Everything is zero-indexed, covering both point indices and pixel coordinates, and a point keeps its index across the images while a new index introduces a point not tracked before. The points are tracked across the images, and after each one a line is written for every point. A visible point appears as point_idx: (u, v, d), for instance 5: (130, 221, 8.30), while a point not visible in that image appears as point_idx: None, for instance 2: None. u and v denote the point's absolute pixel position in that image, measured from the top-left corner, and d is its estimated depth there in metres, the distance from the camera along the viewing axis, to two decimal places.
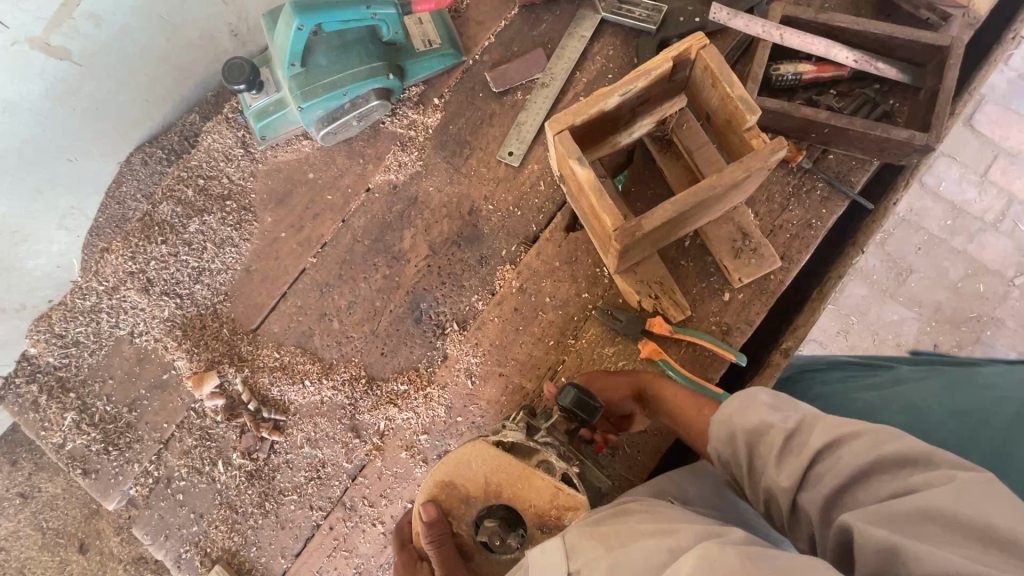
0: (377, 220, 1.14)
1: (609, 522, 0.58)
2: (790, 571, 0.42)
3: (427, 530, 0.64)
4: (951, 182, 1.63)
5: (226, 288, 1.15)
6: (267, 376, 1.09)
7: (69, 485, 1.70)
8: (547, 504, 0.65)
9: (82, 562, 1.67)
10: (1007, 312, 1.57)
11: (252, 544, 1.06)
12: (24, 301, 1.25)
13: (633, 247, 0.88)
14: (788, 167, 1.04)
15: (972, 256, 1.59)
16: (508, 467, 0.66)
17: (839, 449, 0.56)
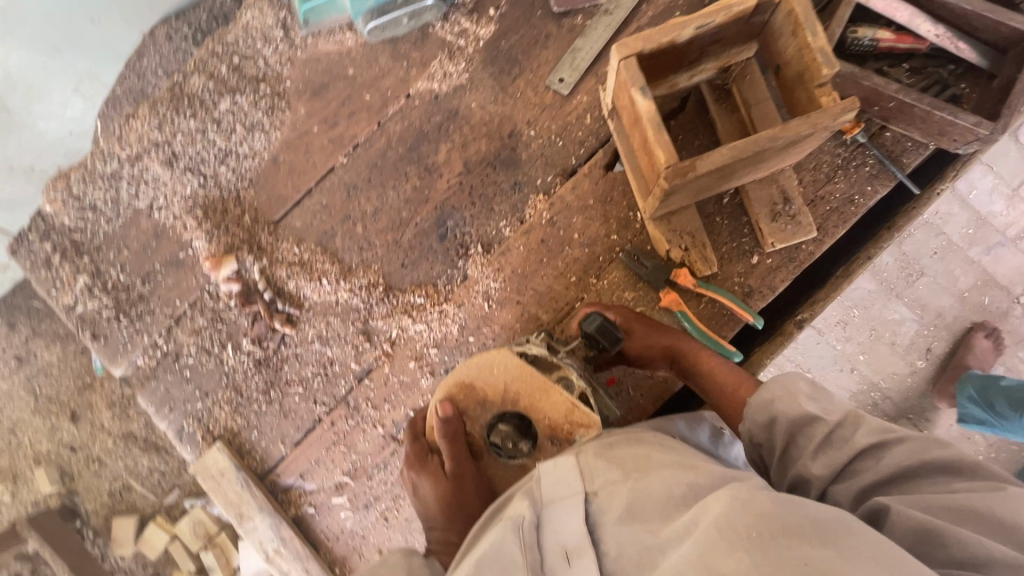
0: (413, 129, 1.11)
1: (623, 449, 0.66)
2: (819, 523, 0.47)
3: (443, 426, 0.71)
4: (982, 191, 1.45)
5: (251, 175, 1.12)
6: (285, 269, 1.09)
7: (65, 356, 1.72)
8: (561, 418, 0.71)
9: (74, 431, 1.71)
10: (1006, 329, 1.49)
11: (253, 428, 1.08)
12: (34, 163, 1.22)
13: (678, 192, 0.86)
14: (842, 139, 1.01)
15: (986, 269, 1.46)
16: (527, 379, 0.72)
17: (880, 449, 0.66)
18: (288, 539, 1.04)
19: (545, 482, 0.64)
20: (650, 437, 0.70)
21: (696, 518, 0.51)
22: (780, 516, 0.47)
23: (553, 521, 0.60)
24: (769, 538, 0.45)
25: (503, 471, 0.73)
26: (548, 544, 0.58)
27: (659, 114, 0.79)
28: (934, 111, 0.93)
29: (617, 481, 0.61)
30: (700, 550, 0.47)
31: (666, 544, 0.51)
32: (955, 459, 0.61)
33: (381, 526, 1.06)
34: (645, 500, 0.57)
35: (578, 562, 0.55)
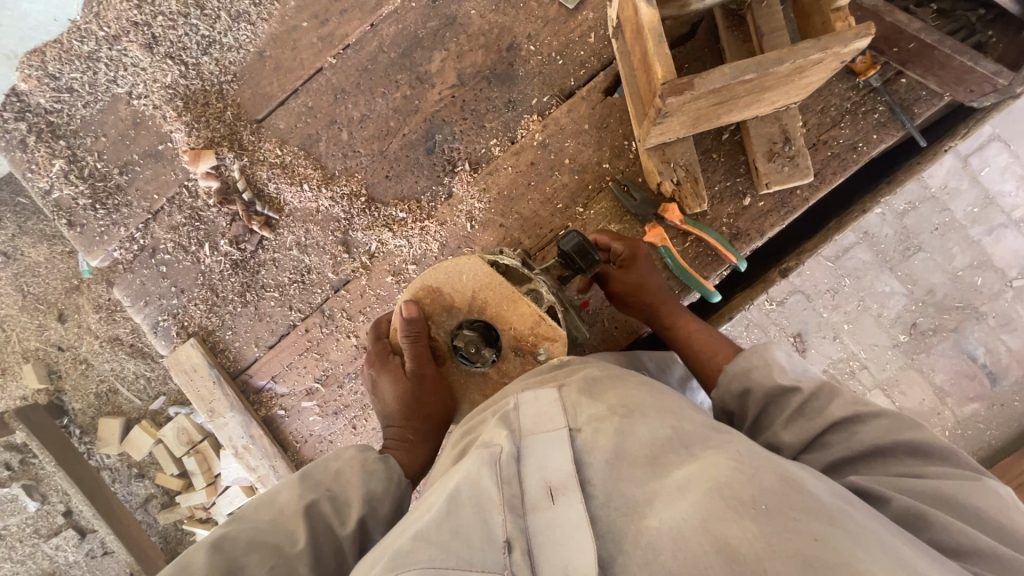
0: (407, 33, 1.05)
1: (606, 384, 0.67)
2: (825, 507, 0.49)
3: (405, 326, 0.73)
4: (995, 169, 1.41)
5: (235, 68, 1.07)
6: (265, 171, 1.06)
7: (51, 256, 1.70)
8: (526, 330, 0.73)
9: (60, 331, 1.73)
10: (994, 309, 1.43)
11: (228, 328, 1.08)
12: (15, 48, 1.07)
13: (673, 118, 0.82)
14: (854, 81, 0.96)
15: (984, 248, 1.42)
16: (496, 288, 0.73)
17: (854, 423, 0.67)
18: (258, 437, 1.07)
19: (524, 414, 0.64)
20: (628, 375, 0.71)
21: (693, 476, 0.52)
22: (784, 492, 0.49)
23: (535, 456, 0.59)
24: (774, 510, 0.47)
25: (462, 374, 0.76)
26: (527, 476, 0.57)
27: (661, 24, 0.74)
28: (956, 55, 0.87)
29: (600, 417, 0.62)
30: (705, 513, 0.48)
31: (658, 496, 0.52)
32: (926, 440, 0.63)
33: (349, 433, 1.08)
34: (631, 443, 0.58)
35: (561, 498, 0.55)
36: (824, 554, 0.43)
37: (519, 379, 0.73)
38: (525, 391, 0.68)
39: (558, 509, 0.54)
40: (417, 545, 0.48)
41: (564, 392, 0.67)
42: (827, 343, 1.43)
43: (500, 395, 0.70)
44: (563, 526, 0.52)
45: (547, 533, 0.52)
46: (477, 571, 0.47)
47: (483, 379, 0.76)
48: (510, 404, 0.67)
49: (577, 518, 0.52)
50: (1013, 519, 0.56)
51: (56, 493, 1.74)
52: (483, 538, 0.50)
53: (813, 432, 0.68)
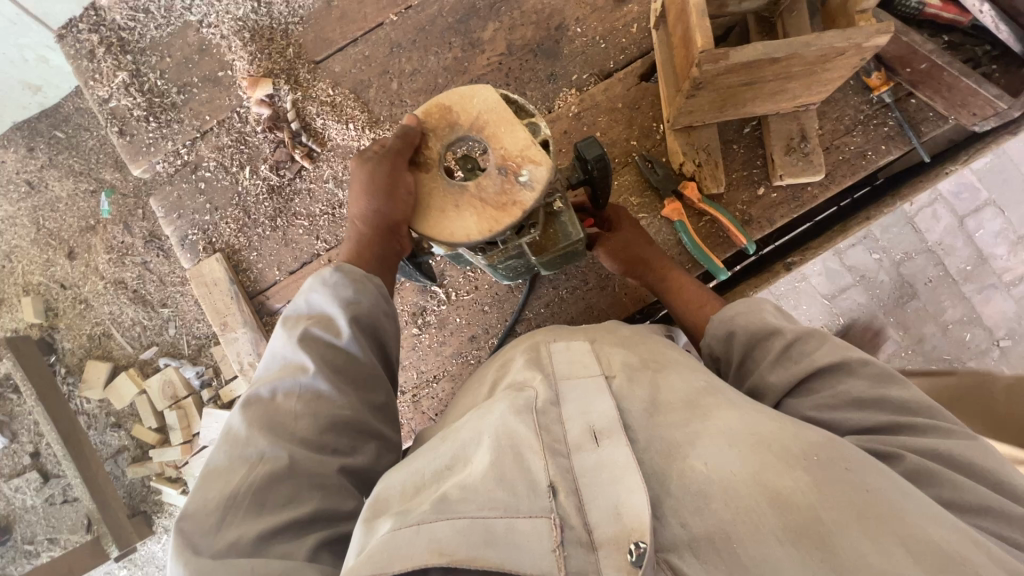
0: (466, 3, 1.14)
1: (634, 345, 0.73)
2: (866, 459, 0.51)
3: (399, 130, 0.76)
4: (989, 232, 1.49)
5: (303, 12, 1.15)
6: (315, 107, 1.12)
7: (73, 195, 1.72)
8: (515, 152, 0.72)
9: (67, 268, 1.74)
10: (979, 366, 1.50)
11: (254, 249, 1.13)
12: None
13: (705, 92, 0.89)
14: (869, 96, 1.06)
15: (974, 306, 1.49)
16: (501, 111, 0.74)
17: (840, 375, 0.66)
18: None
19: (559, 361, 0.68)
20: (652, 340, 0.77)
21: (735, 426, 0.54)
22: (830, 449, 0.52)
23: (575, 398, 0.61)
24: (825, 461, 0.50)
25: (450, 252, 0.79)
26: (568, 418, 0.59)
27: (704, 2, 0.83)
28: (962, 77, 0.96)
29: (633, 369, 0.67)
30: (755, 466, 0.50)
31: (701, 437, 0.54)
32: (913, 396, 0.62)
33: None
34: (666, 393, 0.62)
35: (604, 439, 0.56)
36: (873, 508, 0.46)
37: (547, 333, 0.78)
38: (559, 342, 0.73)
39: (603, 450, 0.55)
40: (461, 499, 0.50)
41: (595, 349, 0.72)
42: None
43: (532, 344, 0.75)
44: (605, 463, 0.54)
45: (595, 471, 0.53)
46: (524, 517, 0.49)
47: (458, 193, 0.74)
48: (543, 355, 0.70)
49: (623, 459, 0.53)
50: (1005, 471, 0.55)
51: (27, 433, 1.72)
52: (527, 486, 0.51)
53: (800, 376, 0.68)
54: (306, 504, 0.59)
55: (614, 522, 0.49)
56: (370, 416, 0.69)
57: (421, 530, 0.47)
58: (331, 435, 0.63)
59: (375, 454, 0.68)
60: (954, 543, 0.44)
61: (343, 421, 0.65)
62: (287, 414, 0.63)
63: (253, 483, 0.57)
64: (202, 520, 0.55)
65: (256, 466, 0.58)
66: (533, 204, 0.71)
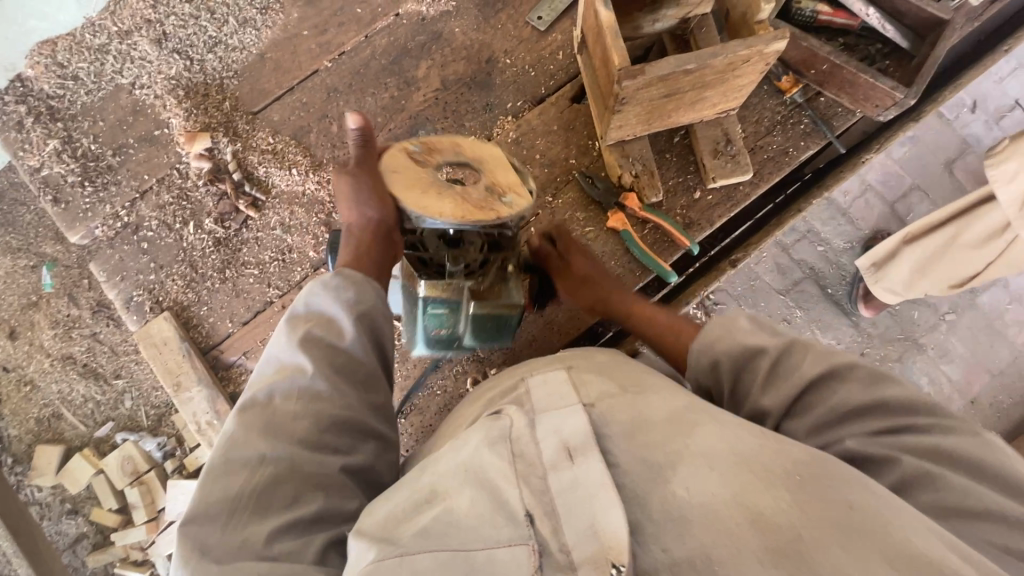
0: (397, 45, 1.18)
1: (613, 371, 0.73)
2: (850, 475, 0.52)
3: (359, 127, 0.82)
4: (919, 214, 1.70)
5: (237, 66, 1.16)
6: (256, 157, 1.13)
7: (12, 271, 1.62)
8: (506, 181, 0.73)
9: (9, 349, 1.61)
10: (932, 340, 1.68)
11: (204, 304, 1.10)
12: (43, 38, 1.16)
13: (631, 107, 0.94)
14: (783, 98, 1.14)
15: None
16: (502, 157, 0.76)
17: (832, 380, 0.65)
18: (223, 412, 1.05)
19: (537, 394, 0.68)
20: (627, 364, 0.77)
21: (717, 444, 0.54)
22: (816, 466, 0.52)
23: (550, 419, 0.63)
24: (807, 482, 0.50)
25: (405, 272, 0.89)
26: (543, 438, 0.60)
27: (617, 25, 0.88)
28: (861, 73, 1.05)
29: (613, 397, 0.65)
30: (737, 488, 0.51)
31: (682, 458, 0.55)
32: (910, 394, 0.61)
33: None
34: (647, 413, 0.61)
35: (578, 456, 0.58)
36: (857, 523, 0.47)
37: (534, 365, 0.79)
38: (535, 375, 0.72)
39: (579, 468, 0.57)
40: (448, 531, 0.54)
41: (572, 376, 0.71)
42: None
43: (513, 385, 0.74)
44: (580, 484, 0.55)
45: (571, 491, 0.55)
46: (503, 545, 0.52)
47: (442, 186, 0.70)
48: (523, 390, 0.71)
49: (598, 477, 0.55)
50: (1008, 462, 0.56)
51: None
52: (505, 517, 0.54)
53: (794, 395, 0.65)
54: (311, 503, 0.61)
55: (592, 542, 0.51)
56: (370, 416, 0.71)
57: (404, 561, 0.51)
58: (331, 435, 0.65)
59: (373, 450, 0.70)
60: (936, 550, 0.44)
61: (341, 420, 0.66)
62: (283, 414, 0.64)
63: (255, 487, 0.59)
64: (210, 521, 0.58)
65: (258, 470, 0.60)
66: (507, 221, 0.69)
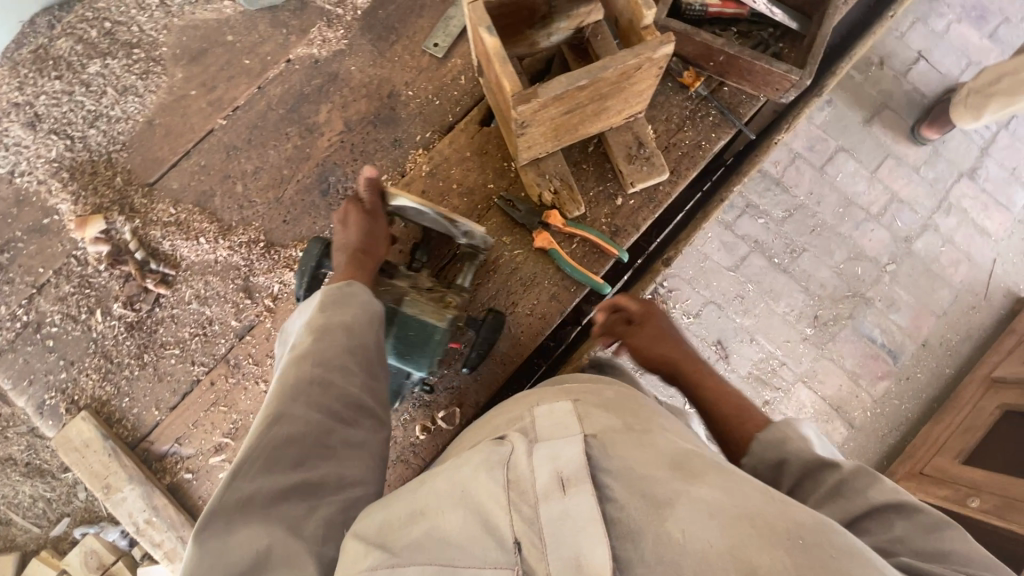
0: (293, 92, 1.13)
1: (626, 408, 0.68)
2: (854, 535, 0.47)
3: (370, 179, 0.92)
4: (847, 174, 1.85)
5: (124, 138, 1.09)
6: (159, 230, 1.06)
7: None
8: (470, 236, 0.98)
9: None
10: (878, 293, 1.81)
11: (125, 394, 1.03)
12: None
13: (534, 128, 0.92)
14: (687, 92, 1.14)
15: (855, 242, 1.82)
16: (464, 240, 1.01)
17: (892, 510, 0.59)
18: (161, 507, 0.98)
19: (542, 425, 0.64)
20: (646, 405, 0.72)
21: (720, 496, 0.49)
22: (827, 530, 0.47)
23: (547, 445, 0.58)
24: (812, 546, 0.44)
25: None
26: (538, 464, 0.56)
27: (504, 49, 0.86)
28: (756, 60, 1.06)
29: (618, 432, 0.61)
30: (735, 541, 0.45)
31: (680, 502, 0.50)
32: (976, 551, 0.55)
33: None
34: (652, 454, 0.56)
35: (570, 487, 0.53)
36: None
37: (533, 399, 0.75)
38: (539, 408, 0.69)
39: (569, 498, 0.52)
40: (437, 550, 0.53)
41: (578, 408, 0.67)
42: (746, 346, 1.75)
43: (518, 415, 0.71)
44: (568, 512, 0.51)
45: (561, 521, 0.51)
46: (488, 567, 0.51)
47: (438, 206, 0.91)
48: (527, 419, 0.68)
49: (586, 511, 0.51)
50: None
51: None
52: (488, 536, 0.52)
53: (852, 514, 0.60)
54: (315, 468, 0.63)
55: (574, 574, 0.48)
56: (375, 400, 0.75)
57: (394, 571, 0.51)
58: (340, 405, 0.70)
59: (374, 427, 0.73)
60: None
61: (353, 397, 0.72)
62: (291, 410, 0.66)
63: (276, 438, 0.63)
64: (233, 468, 0.60)
65: (275, 427, 0.64)
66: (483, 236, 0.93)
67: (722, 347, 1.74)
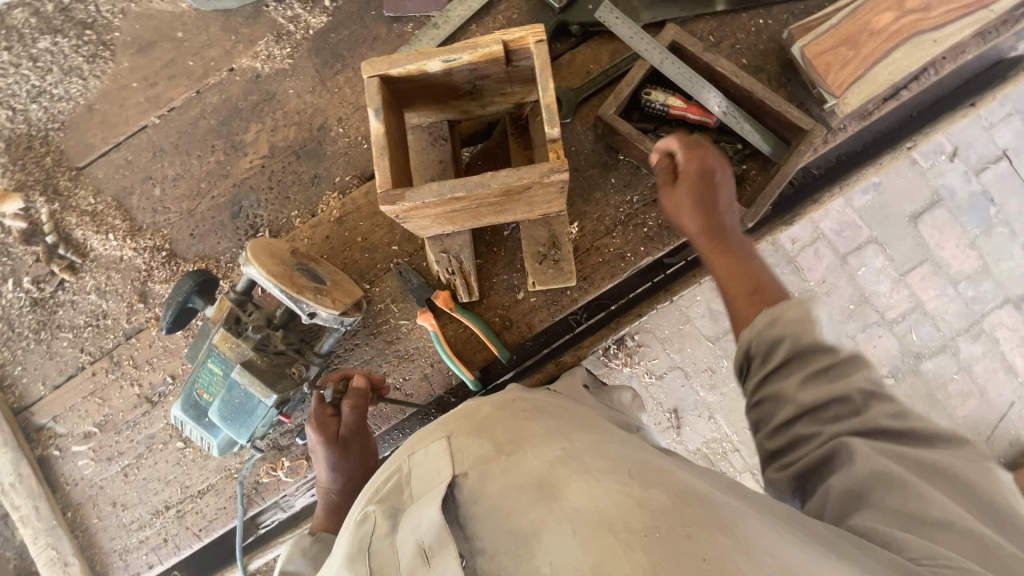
0: (228, 104, 1.11)
1: (495, 421, 0.67)
2: (730, 524, 0.48)
3: (360, 392, 0.91)
4: (870, 270, 1.38)
5: (63, 118, 1.12)
6: (75, 218, 1.10)
7: None
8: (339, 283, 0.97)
9: None
10: None
11: (18, 363, 1.10)
12: None
13: (419, 219, 0.87)
14: (627, 195, 1.04)
15: (860, 346, 1.38)
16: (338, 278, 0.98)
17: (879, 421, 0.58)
18: (25, 476, 1.07)
19: (416, 476, 0.64)
20: (520, 399, 0.74)
21: (583, 506, 0.50)
22: (676, 510, 0.49)
23: (411, 517, 0.58)
24: (664, 532, 0.46)
25: (213, 320, 0.93)
26: (400, 544, 0.55)
27: (386, 138, 0.80)
28: None
29: (487, 460, 0.61)
30: (597, 555, 0.46)
31: (545, 529, 0.51)
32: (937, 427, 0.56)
33: (120, 480, 1.08)
34: (518, 476, 0.57)
35: (434, 559, 0.51)
36: None
37: (417, 432, 0.74)
38: (417, 452, 0.68)
39: (434, 572, 0.50)
40: None
41: (452, 442, 0.66)
42: (702, 423, 1.47)
43: (397, 459, 0.71)
44: None
45: None
46: None
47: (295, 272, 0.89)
48: (403, 474, 0.66)
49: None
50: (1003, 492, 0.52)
51: None
52: None
53: (830, 398, 0.59)
54: None
55: None
56: None
57: None
58: None
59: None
60: None
61: None
62: None
63: None
64: None
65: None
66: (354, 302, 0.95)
67: (676, 418, 1.46)
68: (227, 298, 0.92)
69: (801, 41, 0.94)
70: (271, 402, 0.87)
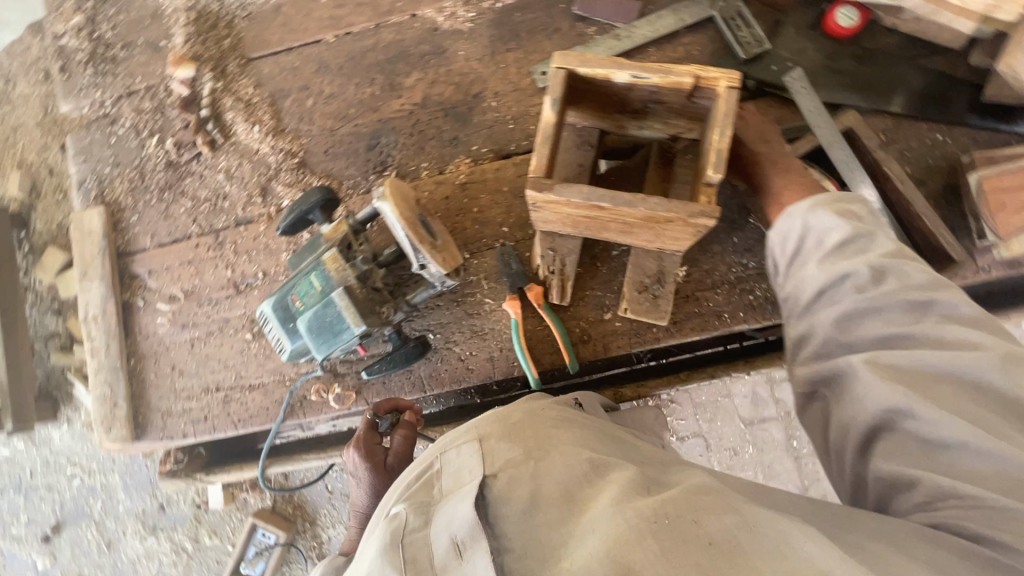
0: (400, 45, 1.15)
1: (523, 425, 0.70)
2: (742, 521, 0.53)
3: (409, 425, 0.98)
4: None
5: (252, 9, 1.19)
6: (231, 101, 1.17)
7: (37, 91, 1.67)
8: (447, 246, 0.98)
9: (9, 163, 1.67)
10: None
11: (136, 212, 1.18)
12: None
13: (549, 213, 0.89)
14: (744, 258, 1.03)
15: None
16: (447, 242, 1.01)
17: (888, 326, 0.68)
18: (109, 313, 1.15)
19: (447, 472, 0.67)
20: (551, 411, 0.76)
21: (608, 513, 0.55)
22: (687, 512, 0.53)
23: (444, 512, 0.60)
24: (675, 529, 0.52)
25: (327, 237, 0.98)
26: (434, 538, 0.57)
27: (553, 130, 0.82)
28: None
29: (519, 464, 0.64)
30: (617, 547, 0.51)
31: (573, 540, 0.55)
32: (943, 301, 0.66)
33: (185, 348, 1.14)
34: (547, 485, 0.60)
35: (466, 553, 0.54)
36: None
37: (445, 437, 0.75)
38: (448, 450, 0.70)
39: (466, 566, 0.54)
40: None
41: (484, 444, 0.68)
42: None
43: (426, 456, 0.72)
44: None
45: None
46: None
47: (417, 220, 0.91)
48: (433, 471, 0.68)
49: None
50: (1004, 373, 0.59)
51: None
52: None
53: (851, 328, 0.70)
54: None
55: None
56: None
57: None
58: None
59: None
60: None
61: None
62: None
63: None
64: None
65: None
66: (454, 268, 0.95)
67: None
68: (346, 223, 0.97)
69: (981, 170, 0.92)
70: (359, 331, 0.92)
